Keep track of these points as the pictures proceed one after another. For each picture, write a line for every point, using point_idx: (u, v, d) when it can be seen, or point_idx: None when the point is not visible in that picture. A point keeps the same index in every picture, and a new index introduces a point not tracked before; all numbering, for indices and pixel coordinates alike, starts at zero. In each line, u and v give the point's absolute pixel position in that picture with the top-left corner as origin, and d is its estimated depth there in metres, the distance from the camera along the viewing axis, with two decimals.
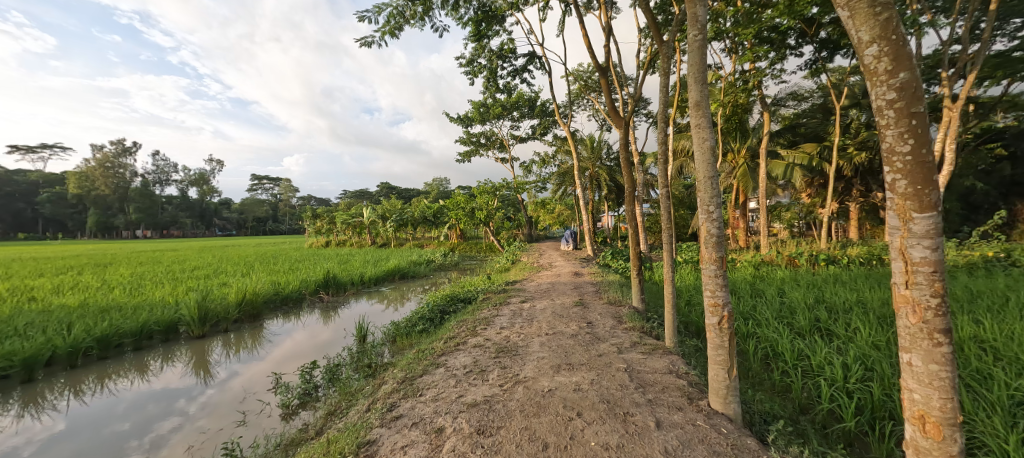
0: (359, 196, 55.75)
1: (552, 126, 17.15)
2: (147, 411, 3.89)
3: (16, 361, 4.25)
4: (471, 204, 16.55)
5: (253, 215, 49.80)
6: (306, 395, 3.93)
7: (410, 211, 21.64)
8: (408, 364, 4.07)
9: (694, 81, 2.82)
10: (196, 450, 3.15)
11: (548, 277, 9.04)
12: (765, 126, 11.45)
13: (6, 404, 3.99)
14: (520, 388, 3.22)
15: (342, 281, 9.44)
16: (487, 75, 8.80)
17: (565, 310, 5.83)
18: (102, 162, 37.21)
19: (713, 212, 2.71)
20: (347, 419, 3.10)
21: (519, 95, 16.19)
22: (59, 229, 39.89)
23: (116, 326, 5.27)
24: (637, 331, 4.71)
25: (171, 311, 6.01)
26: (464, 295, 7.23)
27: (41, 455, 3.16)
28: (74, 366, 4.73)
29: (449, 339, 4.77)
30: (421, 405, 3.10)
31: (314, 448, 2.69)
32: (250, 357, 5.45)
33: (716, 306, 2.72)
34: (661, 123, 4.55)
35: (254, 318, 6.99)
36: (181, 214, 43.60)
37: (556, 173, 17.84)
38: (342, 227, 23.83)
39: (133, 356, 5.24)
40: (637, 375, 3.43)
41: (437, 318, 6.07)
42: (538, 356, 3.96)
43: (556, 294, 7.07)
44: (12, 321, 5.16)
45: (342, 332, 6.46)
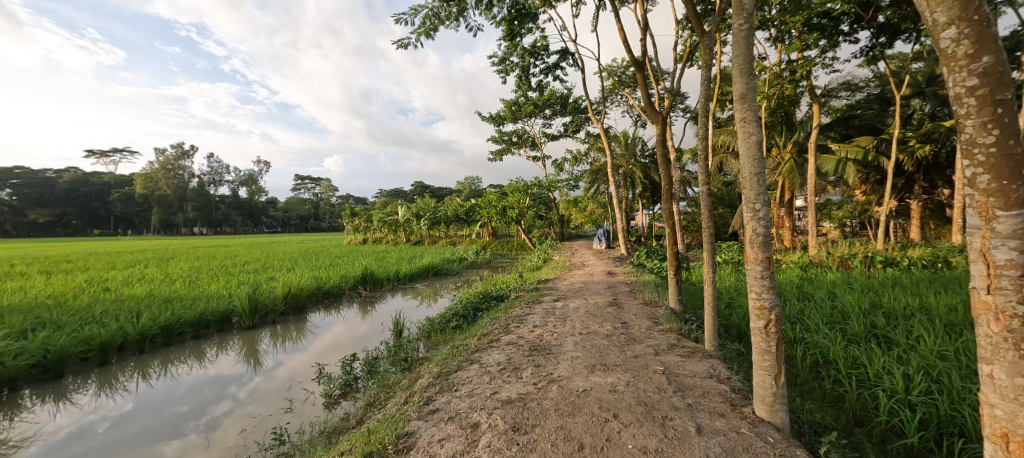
0: (394, 195, 57.37)
1: (585, 124, 16.91)
2: (204, 395, 4.19)
3: (94, 345, 4.69)
4: (503, 203, 16.61)
5: (296, 213, 52.41)
6: (346, 386, 4.10)
7: (443, 209, 22.01)
8: (443, 359, 4.15)
9: (739, 73, 2.69)
10: (247, 434, 3.35)
11: (580, 276, 8.93)
12: (815, 118, 10.76)
13: (85, 383, 4.43)
14: (554, 387, 3.20)
15: (379, 277, 9.76)
16: (519, 74, 8.80)
17: (599, 310, 5.74)
18: (163, 165, 40.32)
19: (760, 210, 2.57)
20: (385, 411, 3.20)
21: (551, 92, 16.07)
22: (128, 226, 43.71)
23: (178, 316, 5.71)
24: (674, 333, 4.57)
25: (225, 303, 6.44)
26: (496, 293, 7.27)
27: (113, 431, 3.48)
28: (142, 351, 5.17)
29: (482, 336, 4.82)
30: (456, 400, 3.15)
31: (355, 437, 2.79)
32: (295, 348, 5.74)
33: (763, 308, 2.59)
34: (701, 118, 4.36)
35: (298, 311, 7.36)
36: (233, 212, 46.60)
37: (589, 171, 17.57)
38: (378, 225, 24.58)
39: (192, 344, 5.66)
40: (675, 378, 3.32)
41: (470, 315, 6.15)
42: (572, 355, 3.92)
43: (590, 294, 6.97)
44: (90, 308, 5.70)
45: (380, 326, 6.68)
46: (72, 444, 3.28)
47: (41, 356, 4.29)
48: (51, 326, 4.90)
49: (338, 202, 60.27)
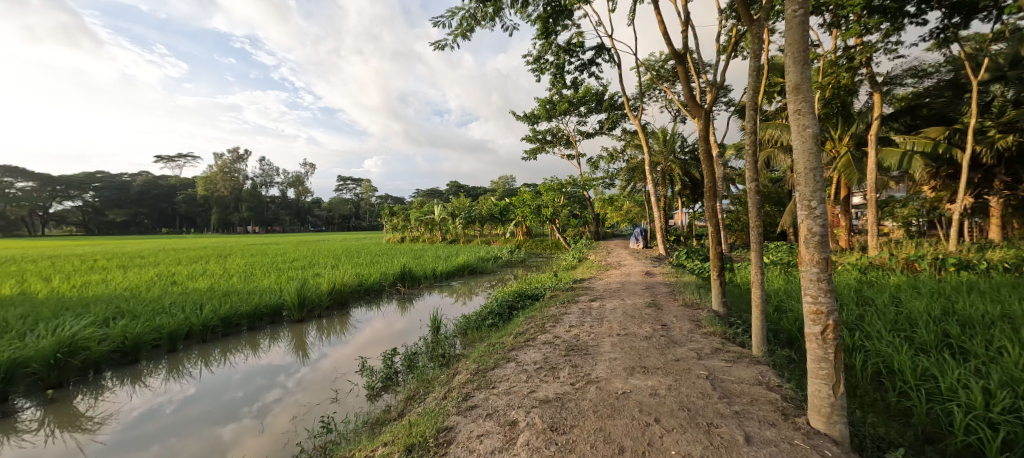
0: (431, 195, 58.68)
1: (621, 120, 16.54)
2: (257, 382, 4.48)
3: (165, 333, 5.14)
4: (537, 202, 16.55)
5: (339, 213, 54.81)
6: (388, 379, 4.24)
7: (478, 208, 22.25)
8: (480, 357, 4.19)
9: (794, 62, 2.52)
10: (298, 420, 3.54)
11: (617, 276, 8.75)
12: (876, 108, 9.93)
13: (156, 368, 4.86)
14: (592, 388, 3.16)
15: (417, 274, 10.04)
16: (554, 72, 8.74)
17: (637, 311, 5.59)
18: (221, 168, 43.39)
19: (817, 208, 2.41)
20: (425, 405, 3.29)
21: (587, 89, 15.85)
22: (191, 224, 47.47)
23: (235, 308, 6.14)
24: (718, 337, 4.38)
25: (277, 297, 6.84)
26: (531, 292, 7.26)
27: (179, 413, 3.80)
28: (205, 340, 5.61)
29: (518, 334, 4.84)
30: (494, 397, 3.18)
31: (397, 429, 2.88)
32: (339, 341, 6.01)
33: (819, 313, 2.43)
34: (749, 111, 4.13)
35: (342, 305, 7.70)
36: (282, 212, 49.42)
37: (625, 169, 17.16)
38: (415, 224, 25.24)
39: (248, 335, 6.06)
40: (721, 384, 3.18)
41: (505, 313, 6.19)
42: (610, 357, 3.84)
43: (627, 294, 6.80)
44: (161, 300, 6.25)
45: (418, 323, 6.86)
46: (145, 422, 3.62)
47: (122, 342, 4.75)
48: (129, 315, 5.42)
49: (377, 202, 62.27)
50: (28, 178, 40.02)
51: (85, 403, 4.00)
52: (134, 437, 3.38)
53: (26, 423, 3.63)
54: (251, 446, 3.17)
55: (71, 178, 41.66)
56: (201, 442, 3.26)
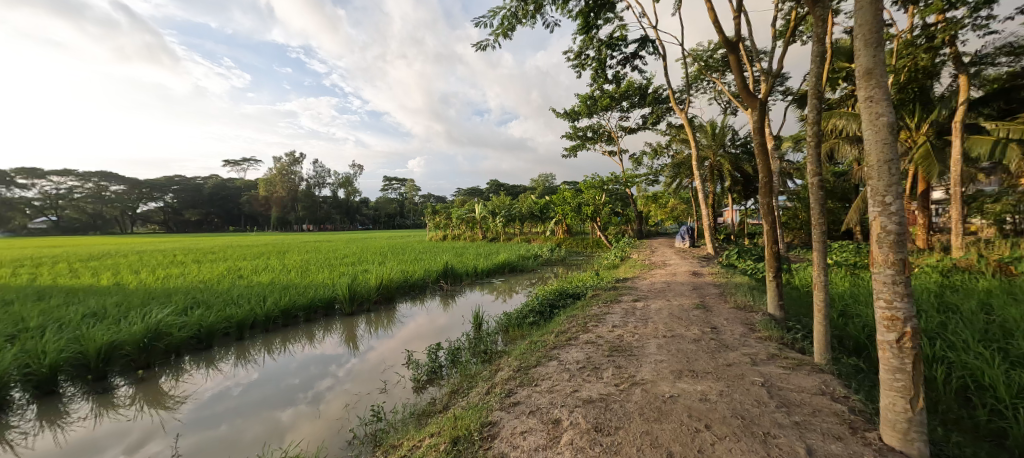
0: (472, 193, 59.55)
1: (666, 114, 15.93)
2: (312, 371, 4.78)
3: (234, 323, 5.62)
4: (578, 200, 16.33)
5: (385, 212, 57.11)
6: (432, 372, 4.37)
7: (518, 206, 22.31)
8: (522, 354, 4.22)
9: (864, 45, 2.31)
10: (350, 408, 3.75)
11: (662, 276, 8.46)
12: (963, 92, 8.85)
13: (227, 354, 5.32)
14: (638, 390, 3.08)
15: (459, 272, 10.26)
16: (595, 67, 8.58)
17: (684, 312, 5.36)
18: (280, 171, 46.50)
19: (892, 204, 2.19)
20: (469, 399, 3.36)
21: (630, 83, 15.41)
22: (254, 223, 51.37)
23: (294, 300, 6.58)
24: (774, 342, 4.11)
25: (330, 291, 7.25)
26: (572, 291, 7.18)
27: (246, 396, 4.14)
28: (268, 329, 6.07)
29: (560, 333, 4.81)
30: (537, 394, 3.18)
31: (443, 422, 2.96)
32: (385, 334, 6.27)
33: (894, 319, 2.22)
34: (811, 100, 3.81)
35: (389, 300, 8.02)
36: (334, 212, 52.16)
37: (670, 164, 16.53)
38: (457, 222, 25.75)
39: (306, 326, 6.49)
40: (778, 392, 2.98)
41: (546, 312, 6.18)
42: (656, 359, 3.73)
43: (673, 294, 6.55)
44: (230, 292, 6.83)
45: (460, 319, 7.00)
46: (217, 403, 3.97)
47: (198, 329, 5.25)
48: (205, 305, 5.98)
49: (420, 201, 64.13)
50: (120, 182, 45.13)
51: (168, 383, 4.46)
52: (208, 416, 3.72)
53: (122, 398, 4.11)
54: (308, 430, 3.39)
55: (153, 182, 46.46)
56: (264, 424, 3.53)
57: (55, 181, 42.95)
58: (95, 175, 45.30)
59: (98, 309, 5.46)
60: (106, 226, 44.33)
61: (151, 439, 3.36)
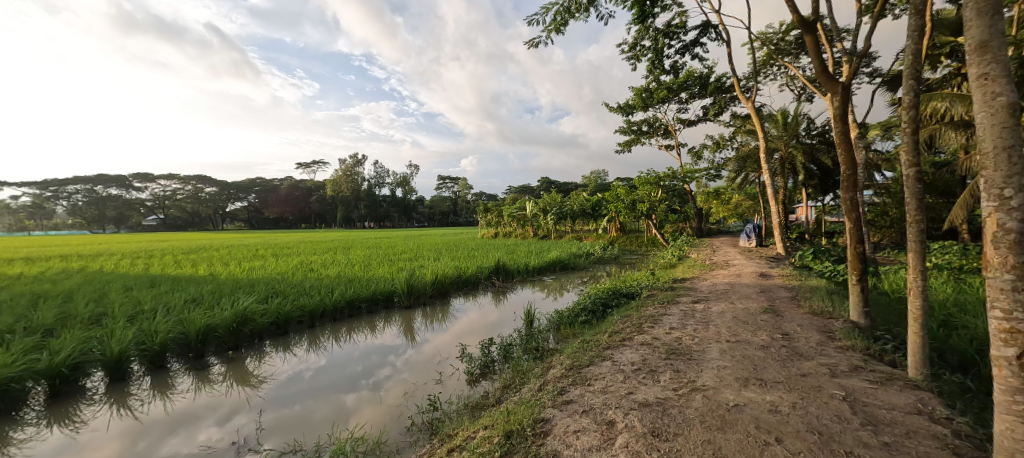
0: (523, 191, 59.82)
1: (730, 104, 14.90)
2: (373, 360, 5.09)
3: (306, 312, 6.13)
4: (632, 197, 15.78)
5: (440, 210, 59.06)
6: (485, 367, 4.46)
7: (570, 204, 22.04)
8: (574, 353, 4.18)
9: (976, 15, 2.00)
10: (408, 396, 3.93)
11: (725, 276, 7.94)
12: None
13: (300, 340, 5.82)
14: (698, 397, 2.92)
15: (511, 269, 10.37)
16: (652, 57, 8.24)
17: (750, 316, 4.99)
18: (345, 172, 49.81)
19: (1013, 197, 1.88)
20: (521, 395, 3.39)
21: (689, 72, 14.59)
22: (322, 220, 55.56)
23: (357, 292, 7.04)
24: (858, 352, 3.70)
25: (389, 285, 7.65)
26: (626, 290, 6.95)
27: (315, 379, 4.50)
28: (335, 319, 6.55)
29: (613, 333, 4.69)
30: (590, 394, 3.14)
31: (496, 415, 3.01)
32: (440, 328, 6.49)
33: (1014, 332, 1.90)
34: (907, 82, 3.37)
35: (443, 295, 8.31)
36: (393, 210, 54.84)
37: (734, 158, 15.44)
38: (508, 220, 26.01)
39: (368, 316, 6.91)
40: (863, 408, 2.68)
41: (599, 311, 6.06)
42: (718, 364, 3.51)
43: (737, 297, 6.12)
44: (302, 284, 7.46)
45: (511, 316, 7.07)
46: (291, 385, 4.36)
47: (277, 316, 5.80)
48: (282, 295, 6.59)
49: (472, 199, 65.55)
50: (213, 184, 50.90)
51: (253, 364, 4.98)
52: (284, 396, 4.10)
53: (216, 375, 4.66)
54: (369, 414, 3.62)
55: (239, 184, 51.86)
56: (331, 406, 3.82)
57: (163, 184, 49.49)
58: (193, 178, 51.52)
59: (197, 296, 6.22)
60: (202, 223, 50.34)
61: (238, 413, 3.77)
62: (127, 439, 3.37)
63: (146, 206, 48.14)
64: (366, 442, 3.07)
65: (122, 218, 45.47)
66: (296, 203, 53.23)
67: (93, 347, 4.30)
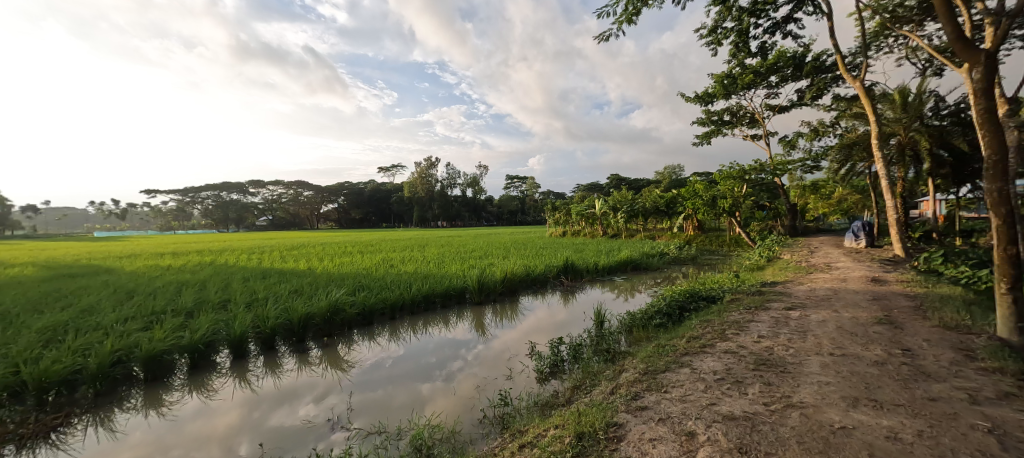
0: (591, 188, 58.56)
1: (831, 85, 13.12)
2: (446, 352, 5.34)
3: (388, 305, 6.62)
4: (712, 192, 14.61)
5: (508, 209, 60.01)
6: (555, 366, 4.43)
7: (642, 201, 21.07)
8: (648, 357, 3.99)
9: None
10: (481, 390, 4.06)
11: (825, 281, 7.02)
12: None
13: (382, 331, 6.30)
14: (795, 414, 2.62)
15: (579, 268, 10.20)
16: (736, 39, 7.56)
17: (860, 327, 4.35)
18: (420, 175, 52.96)
19: None
20: (592, 397, 3.32)
21: (780, 52, 13.12)
22: (400, 220, 59.51)
23: (432, 288, 7.43)
24: (1011, 377, 3.04)
25: (462, 281, 7.96)
26: (706, 293, 6.45)
27: (395, 367, 4.84)
28: (413, 312, 6.98)
29: (691, 339, 4.38)
30: (667, 402, 2.97)
31: (567, 415, 2.98)
32: (509, 325, 6.61)
33: None
34: None
35: (513, 293, 8.45)
36: (464, 210, 57.01)
37: (837, 146, 13.57)
38: (576, 219, 25.62)
39: (442, 311, 7.27)
40: (1019, 445, 2.20)
41: (675, 314, 5.71)
42: (819, 380, 3.12)
43: (842, 304, 5.38)
44: (384, 278, 8.06)
45: (581, 316, 6.95)
46: (375, 371, 4.74)
47: (363, 308, 6.35)
48: (367, 288, 7.19)
49: (540, 198, 65.69)
50: (309, 188, 57.18)
51: (344, 350, 5.50)
52: (369, 381, 4.47)
53: (314, 358, 5.23)
54: (443, 404, 3.80)
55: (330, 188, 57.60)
56: (409, 393, 4.08)
57: (271, 189, 56.77)
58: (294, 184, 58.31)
59: (299, 287, 7.04)
60: (301, 223, 56.83)
61: (332, 393, 4.20)
62: (244, 408, 3.91)
63: (259, 209, 55.62)
64: (442, 430, 3.23)
65: (239, 218, 54.05)
66: (378, 204, 57.69)
67: (221, 328, 5.07)
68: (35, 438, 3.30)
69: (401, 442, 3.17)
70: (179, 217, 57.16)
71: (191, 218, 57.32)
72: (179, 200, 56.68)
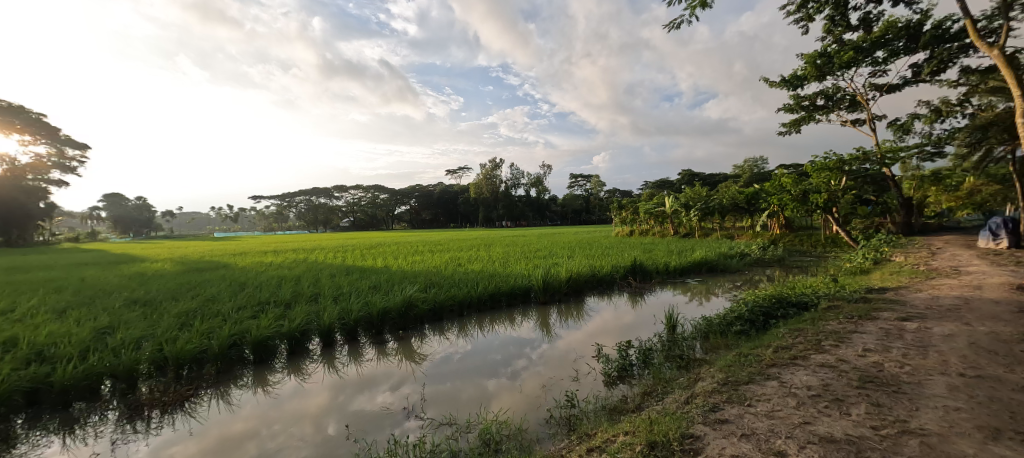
0: (661, 185, 55.77)
1: (959, 55, 11.08)
2: (511, 350, 5.42)
3: (456, 301, 6.89)
4: (802, 186, 13.09)
5: (573, 208, 59.23)
6: (623, 370, 4.28)
7: (718, 198, 19.54)
8: (728, 366, 3.70)
9: None
10: (547, 390, 4.05)
11: (953, 287, 5.94)
12: None
13: (451, 327, 6.56)
14: (912, 442, 2.27)
15: (648, 269, 9.75)
16: (832, 12, 6.71)
17: (1002, 345, 3.62)
18: (486, 176, 54.45)
19: None
20: (665, 405, 3.16)
21: (889, 22, 11.40)
22: (467, 220, 61.50)
23: (497, 286, 7.58)
24: None
25: (526, 281, 8.02)
26: (796, 299, 5.79)
27: (463, 362, 5.02)
28: (480, 309, 7.18)
29: (779, 349, 3.97)
30: (751, 416, 2.73)
31: (638, 422, 2.87)
32: (574, 326, 6.53)
33: None
34: None
35: (578, 293, 8.33)
36: (528, 210, 57.36)
37: (967, 127, 11.43)
38: (644, 218, 24.52)
39: (507, 309, 7.39)
40: None
41: (759, 321, 5.20)
42: (946, 404, 2.66)
43: (977, 317, 4.51)
44: (453, 276, 8.40)
45: (651, 319, 6.63)
46: (444, 365, 4.95)
47: (434, 304, 6.67)
48: (437, 286, 7.54)
49: (605, 196, 63.95)
50: (385, 191, 61.43)
51: (417, 344, 5.83)
52: (439, 373, 4.70)
53: (391, 349, 5.62)
54: (509, 400, 3.86)
55: (403, 191, 61.35)
56: (477, 388, 4.20)
57: (352, 193, 62.02)
58: (372, 188, 63.04)
59: (377, 283, 7.60)
60: (378, 224, 61.27)
61: (406, 383, 4.47)
62: (332, 391, 4.32)
63: (342, 211, 61.07)
64: (509, 427, 3.28)
65: (326, 219, 59.81)
66: (446, 205, 60.29)
67: (313, 319, 5.65)
68: (174, 406, 3.94)
69: (470, 435, 3.28)
70: (278, 219, 64.79)
71: (288, 220, 64.83)
72: (279, 203, 64.25)
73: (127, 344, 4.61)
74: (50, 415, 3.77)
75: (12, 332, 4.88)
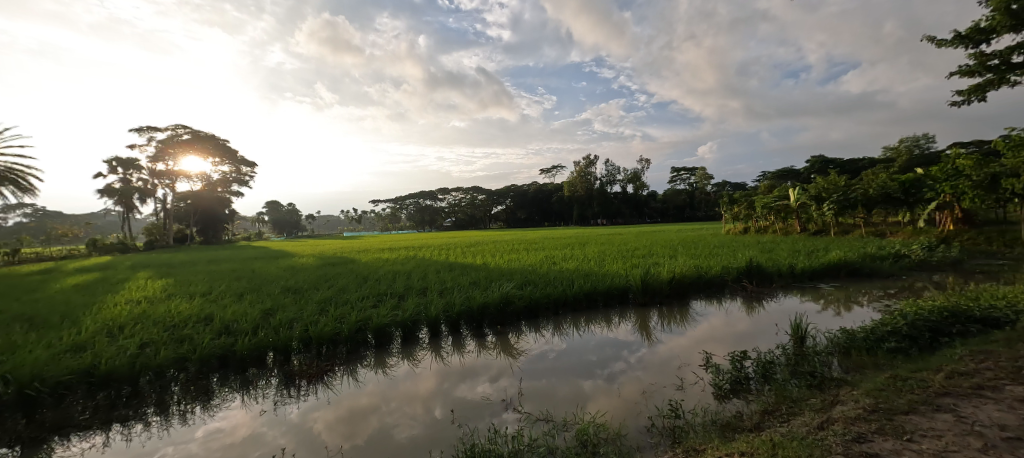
0: (784, 176, 48.60)
1: None
2: (608, 351, 5.27)
3: (551, 300, 6.93)
4: (989, 169, 10.24)
5: (675, 205, 55.02)
6: (737, 383, 3.84)
7: (861, 187, 16.35)
8: (877, 391, 3.07)
9: None
10: (647, 396, 3.85)
11: None
12: None
13: (546, 325, 6.60)
14: None
15: (768, 271, 8.59)
16: None
17: None
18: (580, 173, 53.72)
19: None
20: (790, 427, 2.77)
21: None
22: (561, 219, 61.34)
23: (592, 286, 7.42)
24: None
25: (623, 280, 7.71)
26: (983, 315, 4.54)
27: (559, 360, 5.03)
28: (575, 308, 7.11)
29: (955, 376, 3.17)
30: (912, 454, 2.23)
31: (756, 443, 2.56)
32: (678, 331, 6.08)
33: None
34: None
35: (681, 295, 7.73)
36: (625, 207, 54.95)
37: None
38: (763, 213, 21.66)
39: (603, 310, 7.17)
40: None
41: (924, 339, 4.21)
42: None
43: None
44: (548, 275, 8.48)
45: (772, 328, 5.83)
46: (540, 361, 5.02)
47: (530, 301, 6.80)
48: (532, 283, 7.68)
49: (713, 191, 58.01)
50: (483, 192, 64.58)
51: (514, 339, 5.99)
52: (536, 369, 4.78)
53: (490, 343, 5.88)
54: (607, 404, 3.75)
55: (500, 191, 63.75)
56: (572, 388, 4.18)
57: (454, 195, 66.41)
58: (471, 190, 66.75)
59: (476, 280, 8.05)
60: (477, 224, 64.68)
61: (504, 376, 4.65)
62: (438, 378, 4.70)
63: (445, 212, 65.96)
64: (607, 430, 3.20)
65: (432, 219, 65.16)
66: (541, 204, 61.00)
67: (422, 311, 6.22)
68: (316, 378, 4.69)
69: (567, 433, 3.28)
70: (393, 220, 72.75)
71: (400, 221, 72.27)
72: (393, 206, 72.00)
73: (284, 324, 5.62)
74: (233, 376, 4.78)
75: (209, 310, 6.31)
